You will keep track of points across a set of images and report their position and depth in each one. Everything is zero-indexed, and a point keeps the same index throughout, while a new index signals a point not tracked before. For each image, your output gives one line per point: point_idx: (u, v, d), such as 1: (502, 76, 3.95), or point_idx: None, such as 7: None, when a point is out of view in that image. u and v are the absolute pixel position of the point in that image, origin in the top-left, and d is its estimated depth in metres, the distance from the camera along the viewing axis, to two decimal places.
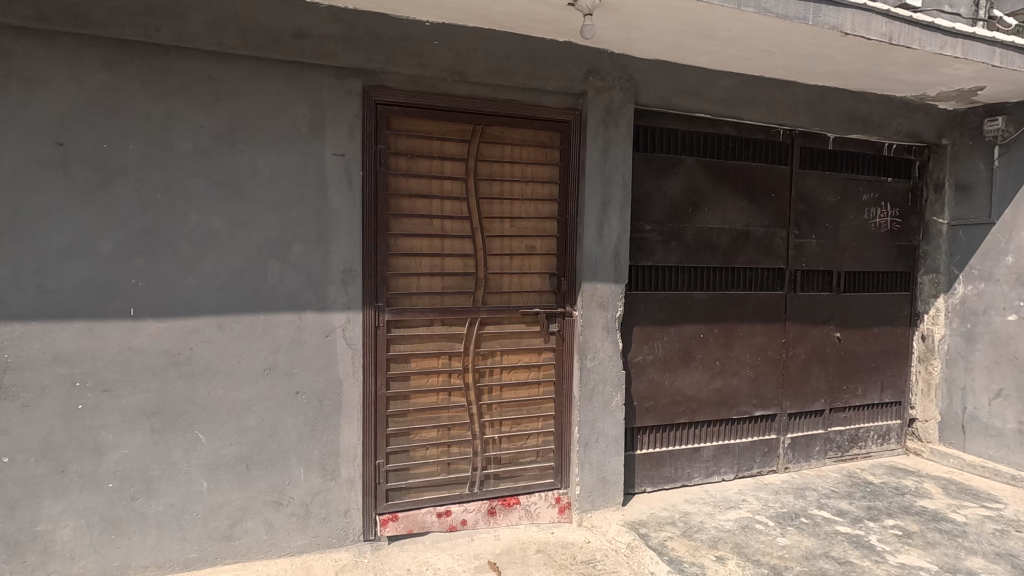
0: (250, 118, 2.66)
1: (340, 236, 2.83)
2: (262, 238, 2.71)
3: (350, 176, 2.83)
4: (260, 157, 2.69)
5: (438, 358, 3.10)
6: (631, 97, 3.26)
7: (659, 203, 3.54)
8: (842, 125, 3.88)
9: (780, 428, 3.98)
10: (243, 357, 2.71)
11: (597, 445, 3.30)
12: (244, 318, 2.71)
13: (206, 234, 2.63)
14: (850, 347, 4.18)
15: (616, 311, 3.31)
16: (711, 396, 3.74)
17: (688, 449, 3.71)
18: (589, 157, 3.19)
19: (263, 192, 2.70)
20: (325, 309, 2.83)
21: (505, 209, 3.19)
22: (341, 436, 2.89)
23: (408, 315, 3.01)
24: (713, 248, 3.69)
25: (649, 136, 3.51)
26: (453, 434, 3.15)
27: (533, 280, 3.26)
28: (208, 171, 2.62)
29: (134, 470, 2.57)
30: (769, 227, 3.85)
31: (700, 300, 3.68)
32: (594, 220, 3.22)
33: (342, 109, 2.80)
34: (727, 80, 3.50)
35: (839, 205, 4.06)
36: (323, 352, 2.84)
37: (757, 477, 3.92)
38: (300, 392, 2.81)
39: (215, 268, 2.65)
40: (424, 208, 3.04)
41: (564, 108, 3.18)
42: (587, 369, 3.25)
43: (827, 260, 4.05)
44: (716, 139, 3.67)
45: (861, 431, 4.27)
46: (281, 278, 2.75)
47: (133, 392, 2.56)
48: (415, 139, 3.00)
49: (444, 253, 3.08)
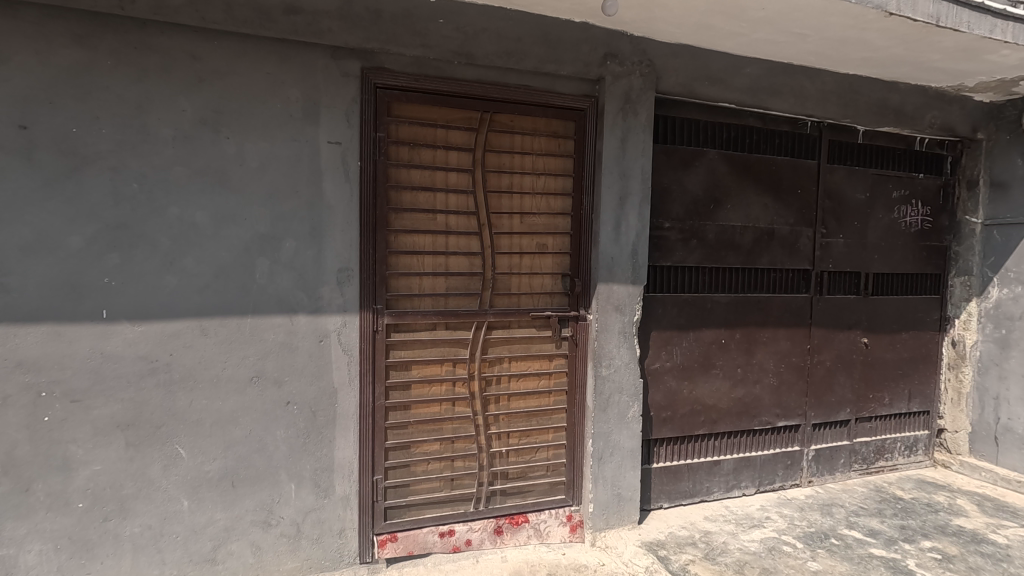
0: (236, 101, 2.42)
1: (335, 232, 2.59)
2: (250, 233, 2.48)
3: (347, 166, 2.59)
4: (248, 144, 2.45)
5: (442, 365, 2.87)
6: (652, 85, 3.02)
7: (679, 199, 3.29)
8: (872, 117, 3.63)
9: (803, 439, 3.74)
10: (228, 364, 2.48)
11: (612, 459, 3.06)
12: (229, 321, 2.47)
13: (189, 228, 2.39)
14: (877, 353, 3.94)
15: (633, 315, 3.06)
16: (732, 406, 3.50)
17: (707, 462, 3.48)
18: (607, 148, 2.94)
19: (251, 184, 2.46)
20: (318, 312, 2.59)
21: (515, 204, 2.96)
22: (336, 450, 2.66)
23: (409, 318, 2.76)
24: (736, 247, 3.45)
25: (670, 126, 3.27)
26: (457, 447, 2.91)
27: (544, 280, 3.02)
28: (190, 160, 2.37)
29: (106, 488, 2.34)
30: (795, 226, 3.60)
31: (722, 303, 3.44)
32: (610, 216, 2.97)
33: (338, 94, 2.55)
34: (754, 67, 3.25)
35: (869, 202, 3.81)
36: (317, 359, 2.60)
37: (780, 491, 3.68)
38: (291, 401, 2.57)
39: (198, 267, 2.41)
40: (427, 201, 2.81)
41: (580, 95, 2.94)
42: (602, 377, 3.01)
43: (855, 261, 3.80)
44: (740, 132, 3.43)
45: (888, 442, 4.04)
46: (270, 278, 2.52)
47: (105, 404, 2.32)
48: (418, 127, 2.76)
49: (449, 251, 2.84)
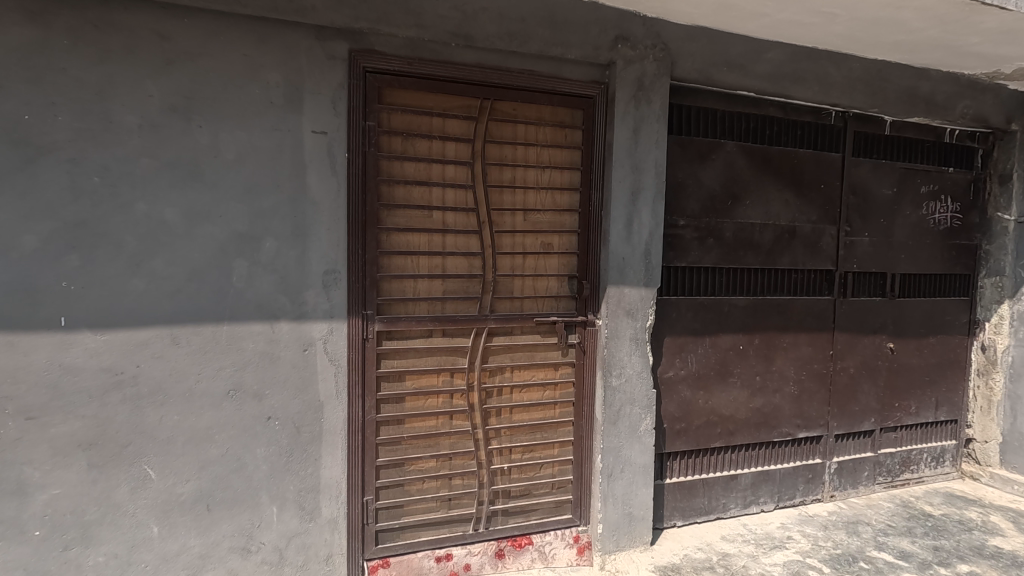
0: (210, 85, 2.19)
1: (321, 231, 2.36)
2: (227, 232, 2.25)
3: (334, 158, 2.36)
4: (223, 134, 2.22)
5: (438, 376, 2.64)
6: (667, 70, 2.77)
7: (695, 194, 3.05)
8: (901, 107, 3.38)
9: (825, 451, 3.51)
10: (202, 377, 2.25)
11: (622, 476, 2.83)
12: (203, 329, 2.24)
13: (157, 227, 2.16)
14: (903, 359, 3.70)
15: (646, 320, 2.82)
16: (751, 417, 3.27)
17: (724, 477, 3.24)
18: (618, 138, 2.70)
19: (227, 178, 2.23)
20: (302, 318, 2.36)
21: (517, 200, 2.72)
22: (322, 469, 2.43)
23: (403, 325, 2.54)
24: (755, 247, 3.21)
25: (685, 116, 3.03)
26: (455, 464, 2.69)
27: (549, 283, 2.79)
28: (159, 152, 2.15)
29: (67, 514, 2.12)
30: (818, 223, 3.36)
31: (739, 306, 3.20)
32: (621, 213, 2.72)
33: (323, 78, 2.32)
34: (776, 52, 3.00)
35: (896, 198, 3.57)
36: (301, 370, 2.37)
37: (800, 507, 3.45)
38: (272, 417, 2.35)
39: (168, 269, 2.18)
40: (422, 196, 2.57)
41: (588, 81, 2.70)
42: (612, 388, 2.78)
43: (881, 260, 3.56)
44: (759, 122, 3.19)
45: (913, 453, 3.80)
46: (249, 281, 2.29)
47: (65, 421, 2.10)
48: (412, 115, 2.53)
49: (445, 251, 2.61)
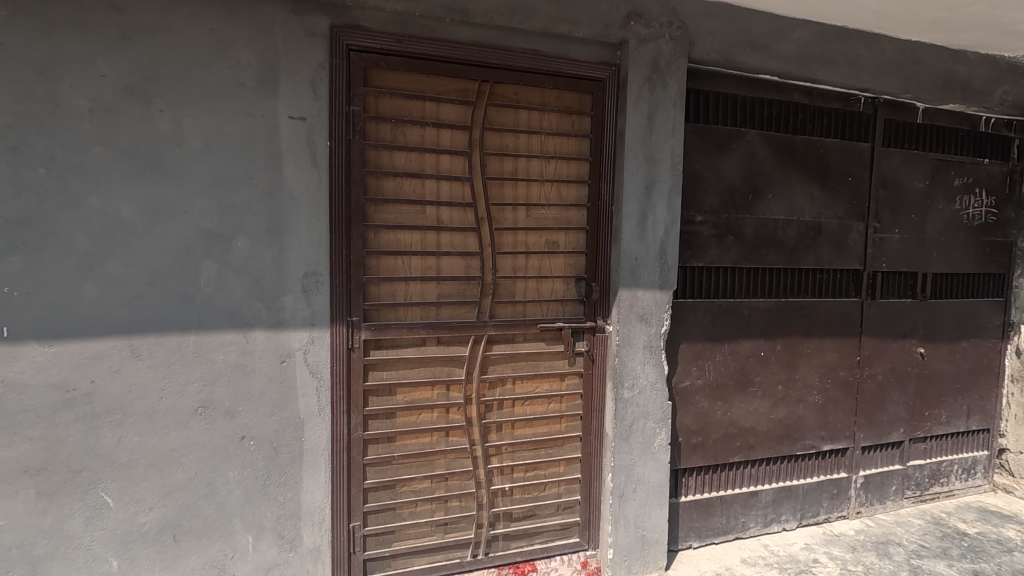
0: (172, 64, 1.93)
1: (300, 229, 2.11)
2: (192, 230, 1.99)
3: (314, 147, 2.11)
4: (188, 119, 1.96)
5: (433, 389, 2.39)
6: (685, 50, 2.51)
7: (713, 188, 2.79)
8: (936, 93, 3.12)
9: (851, 464, 3.26)
10: (167, 393, 2.01)
11: (635, 497, 2.59)
12: (167, 340, 2.00)
13: (113, 224, 1.91)
14: (934, 365, 3.45)
15: (661, 326, 2.57)
16: (772, 429, 3.02)
17: (743, 494, 3.00)
18: (630, 125, 2.44)
19: (193, 169, 1.98)
20: (278, 327, 2.12)
21: (519, 194, 2.46)
22: (302, 493, 2.19)
23: (393, 333, 2.29)
24: (778, 245, 2.95)
25: (703, 102, 2.77)
26: (451, 485, 2.45)
27: (555, 286, 2.54)
28: (114, 139, 1.89)
29: (13, 549, 1.88)
30: (846, 219, 3.10)
31: (761, 310, 2.95)
32: (634, 208, 2.47)
33: (301, 57, 2.06)
34: (803, 31, 2.72)
35: (928, 192, 3.30)
36: (278, 383, 2.13)
37: (825, 525, 3.21)
38: (246, 437, 2.10)
39: (125, 272, 1.93)
40: (413, 189, 2.32)
41: (598, 62, 2.44)
42: (624, 401, 2.53)
43: (912, 259, 3.30)
44: (783, 109, 2.93)
45: (943, 465, 3.56)
46: (218, 285, 2.04)
47: (8, 445, 1.85)
48: (402, 99, 2.27)
49: (440, 251, 2.36)
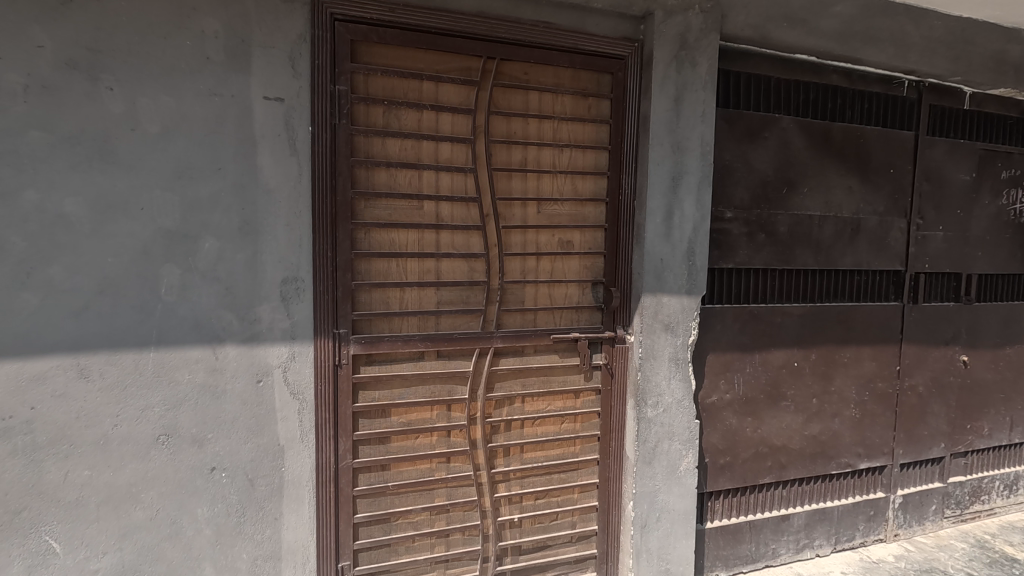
0: (124, 35, 1.64)
1: (277, 228, 1.82)
2: (150, 230, 1.70)
3: (293, 133, 1.82)
4: (143, 99, 1.67)
5: (432, 409, 2.11)
6: (716, 24, 2.21)
7: (744, 181, 2.51)
8: (985, 76, 2.83)
9: (889, 483, 2.99)
10: (122, 420, 1.72)
11: (659, 527, 2.32)
12: (122, 358, 1.71)
13: (54, 223, 1.62)
14: (977, 374, 3.17)
15: (688, 336, 2.29)
16: (806, 447, 2.74)
17: (775, 518, 2.73)
18: (655, 109, 2.16)
19: (151, 158, 1.69)
20: (253, 341, 1.83)
21: (529, 187, 2.18)
22: (283, 531, 1.91)
23: (386, 346, 2.01)
24: (814, 244, 2.66)
25: (734, 84, 2.49)
26: (452, 517, 2.17)
27: (570, 291, 2.25)
28: (54, 122, 1.60)
29: None
30: (887, 215, 2.81)
31: (795, 316, 2.66)
32: (659, 204, 2.19)
33: (277, 28, 1.77)
34: (846, 5, 2.38)
35: (974, 185, 3.02)
36: (254, 407, 1.85)
37: (860, 549, 2.94)
38: (217, 467, 1.82)
39: (70, 279, 1.64)
40: (410, 182, 2.03)
41: (618, 38, 2.15)
42: (647, 420, 2.26)
43: (956, 259, 3.02)
44: (820, 93, 2.65)
45: (985, 482, 3.29)
46: (181, 294, 1.75)
47: None
48: (396, 79, 1.98)
49: (440, 252, 2.07)
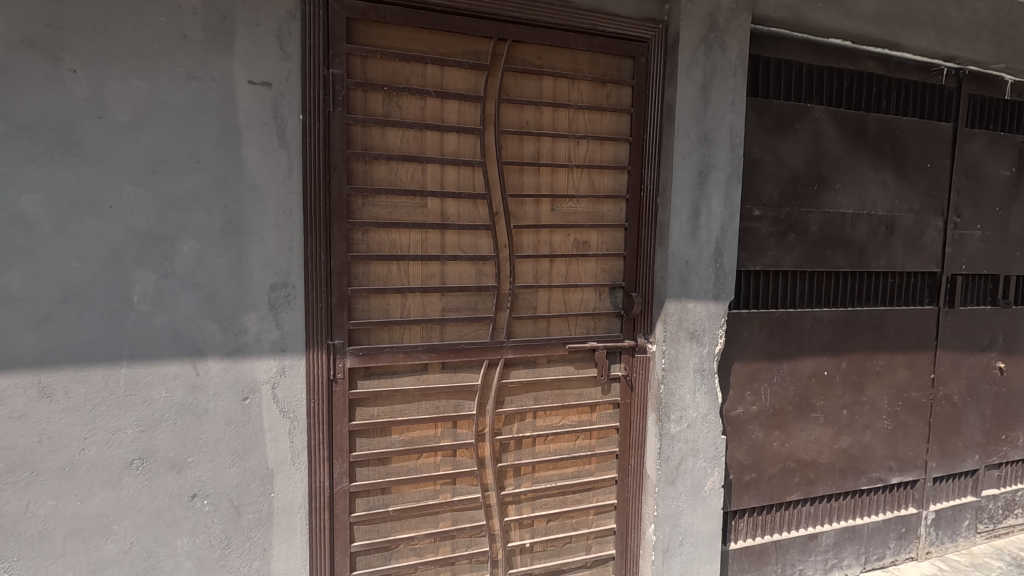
0: (89, 10, 1.45)
1: (265, 228, 1.63)
2: (121, 231, 1.51)
3: (282, 122, 1.63)
4: (111, 83, 1.48)
5: (436, 426, 1.93)
6: (748, 4, 2.02)
7: (774, 176, 2.31)
8: None
9: (921, 498, 2.81)
10: (91, 444, 1.54)
11: (682, 551, 2.14)
12: (90, 374, 1.53)
13: (9, 223, 1.43)
14: (1014, 382, 2.98)
15: (715, 345, 2.11)
16: (836, 461, 2.56)
17: (802, 537, 2.55)
18: (681, 98, 1.96)
19: (121, 150, 1.50)
20: (238, 354, 1.65)
21: (542, 183, 1.99)
22: (272, 563, 1.73)
23: (387, 358, 1.83)
24: (846, 245, 2.47)
25: (763, 71, 2.29)
26: (458, 543, 1.99)
27: (586, 296, 2.07)
28: (8, 109, 1.40)
29: None
30: (923, 213, 2.62)
31: (825, 322, 2.47)
32: (685, 201, 1.99)
33: (263, 3, 1.58)
34: None
35: (1013, 180, 2.82)
36: (240, 427, 1.67)
37: (891, 569, 2.76)
38: (198, 495, 1.64)
39: (29, 287, 1.45)
40: (412, 177, 1.84)
41: (641, 18, 1.96)
42: (670, 437, 2.08)
43: (993, 260, 2.83)
44: (854, 81, 2.45)
45: (1020, 495, 3.10)
46: (157, 302, 1.56)
47: None
48: (397, 63, 1.79)
49: (445, 255, 1.88)
